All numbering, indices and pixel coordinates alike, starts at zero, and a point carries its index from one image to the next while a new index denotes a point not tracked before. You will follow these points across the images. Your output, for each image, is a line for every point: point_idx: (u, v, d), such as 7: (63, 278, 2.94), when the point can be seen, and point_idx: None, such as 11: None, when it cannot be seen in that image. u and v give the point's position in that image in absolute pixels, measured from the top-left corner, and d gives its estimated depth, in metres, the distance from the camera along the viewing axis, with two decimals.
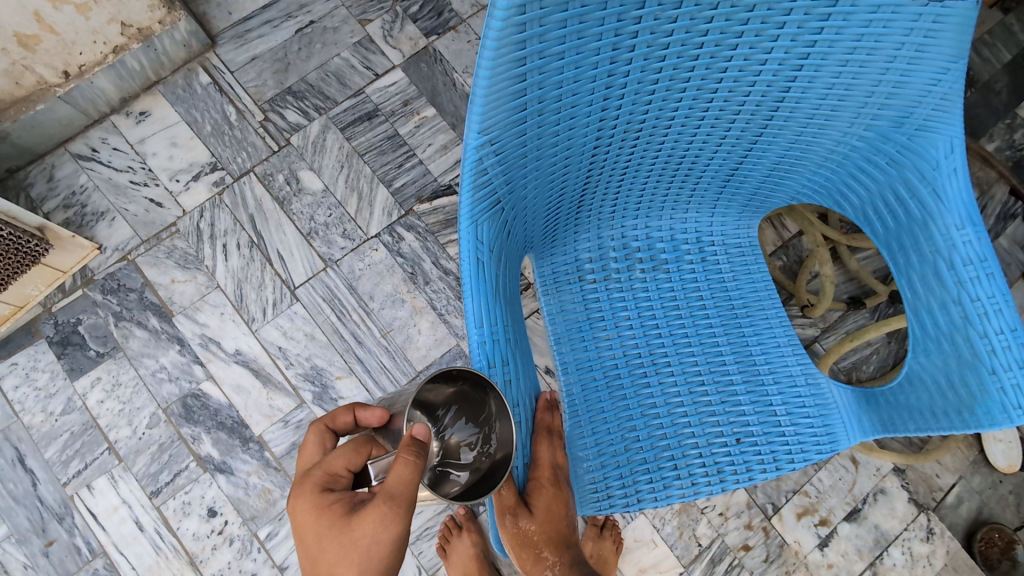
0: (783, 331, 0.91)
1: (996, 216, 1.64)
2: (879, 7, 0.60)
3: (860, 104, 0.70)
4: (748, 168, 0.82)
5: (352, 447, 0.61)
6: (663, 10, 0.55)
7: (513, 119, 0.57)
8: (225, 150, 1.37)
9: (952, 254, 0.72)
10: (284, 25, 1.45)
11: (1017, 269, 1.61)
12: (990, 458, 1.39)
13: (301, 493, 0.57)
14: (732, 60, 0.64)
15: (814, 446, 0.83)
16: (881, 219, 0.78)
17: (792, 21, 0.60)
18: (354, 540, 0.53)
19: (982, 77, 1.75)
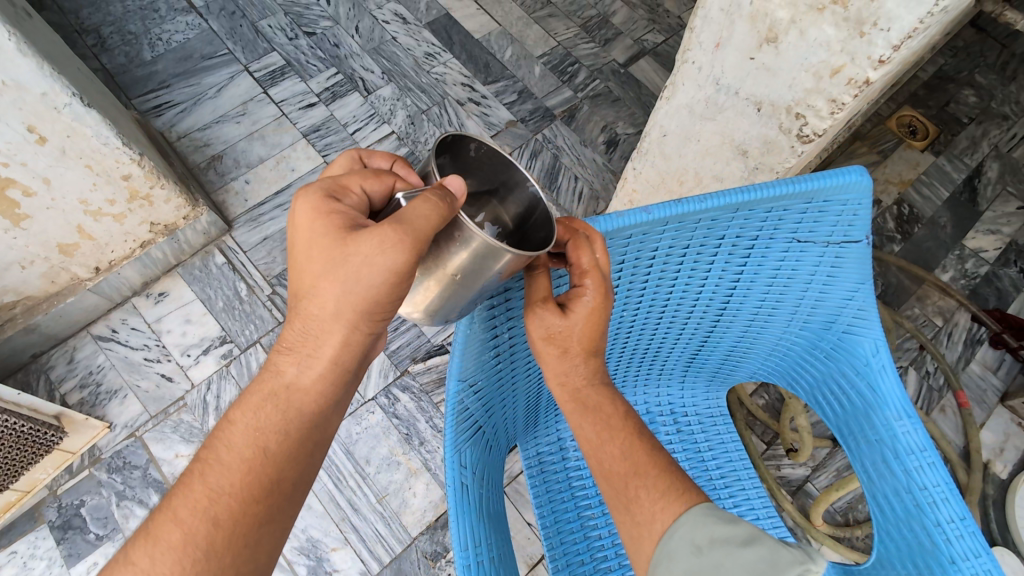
0: (761, 502, 0.94)
1: (964, 341, 1.72)
2: (789, 249, 0.76)
3: (789, 308, 0.82)
4: (706, 353, 0.93)
5: (374, 173, 0.63)
6: (611, 266, 0.72)
7: (487, 360, 0.72)
8: (234, 323, 1.48)
9: (895, 440, 0.78)
10: None
11: (994, 393, 1.66)
12: None
13: (314, 192, 0.59)
14: (676, 284, 0.78)
15: None
16: (827, 402, 0.86)
17: (720, 258, 0.76)
18: (344, 262, 0.57)
19: (926, 213, 1.93)
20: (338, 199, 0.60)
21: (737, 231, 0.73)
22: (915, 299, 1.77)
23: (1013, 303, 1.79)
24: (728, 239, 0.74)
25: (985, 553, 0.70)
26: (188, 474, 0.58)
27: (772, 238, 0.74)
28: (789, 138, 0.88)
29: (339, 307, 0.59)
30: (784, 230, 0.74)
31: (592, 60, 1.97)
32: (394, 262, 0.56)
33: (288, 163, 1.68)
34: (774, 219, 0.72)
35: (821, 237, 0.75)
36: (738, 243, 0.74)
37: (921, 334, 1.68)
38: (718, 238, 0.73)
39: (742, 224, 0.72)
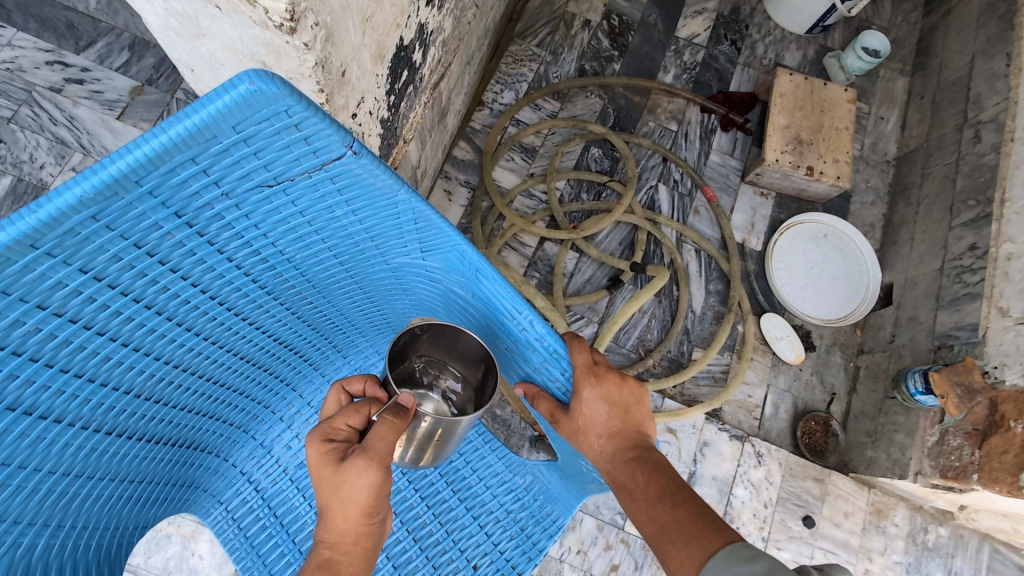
0: (477, 433, 0.88)
1: (700, 136, 1.73)
2: (270, 197, 0.54)
3: (351, 243, 0.62)
4: (340, 319, 0.77)
5: (353, 406, 0.63)
6: (5, 343, 0.47)
7: None
8: None
9: (519, 344, 0.64)
10: None
11: (737, 175, 1.71)
12: (783, 356, 1.53)
13: (309, 435, 0.61)
14: (170, 295, 0.56)
15: (542, 530, 0.83)
16: (464, 317, 0.72)
17: (191, 246, 0.53)
18: (341, 488, 0.58)
19: (636, 17, 1.83)
20: (332, 438, 0.61)
21: (165, 214, 0.49)
22: (646, 113, 1.73)
23: (733, 79, 1.81)
24: (166, 226, 0.50)
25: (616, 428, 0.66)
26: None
27: (233, 198, 0.52)
28: (275, 33, 0.62)
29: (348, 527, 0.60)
30: (234, 182, 0.50)
31: None
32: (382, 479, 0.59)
33: None
34: (204, 182, 0.49)
35: (293, 173, 0.52)
36: (192, 222, 0.52)
37: (660, 147, 1.66)
38: (149, 233, 0.49)
39: (159, 207, 0.48)
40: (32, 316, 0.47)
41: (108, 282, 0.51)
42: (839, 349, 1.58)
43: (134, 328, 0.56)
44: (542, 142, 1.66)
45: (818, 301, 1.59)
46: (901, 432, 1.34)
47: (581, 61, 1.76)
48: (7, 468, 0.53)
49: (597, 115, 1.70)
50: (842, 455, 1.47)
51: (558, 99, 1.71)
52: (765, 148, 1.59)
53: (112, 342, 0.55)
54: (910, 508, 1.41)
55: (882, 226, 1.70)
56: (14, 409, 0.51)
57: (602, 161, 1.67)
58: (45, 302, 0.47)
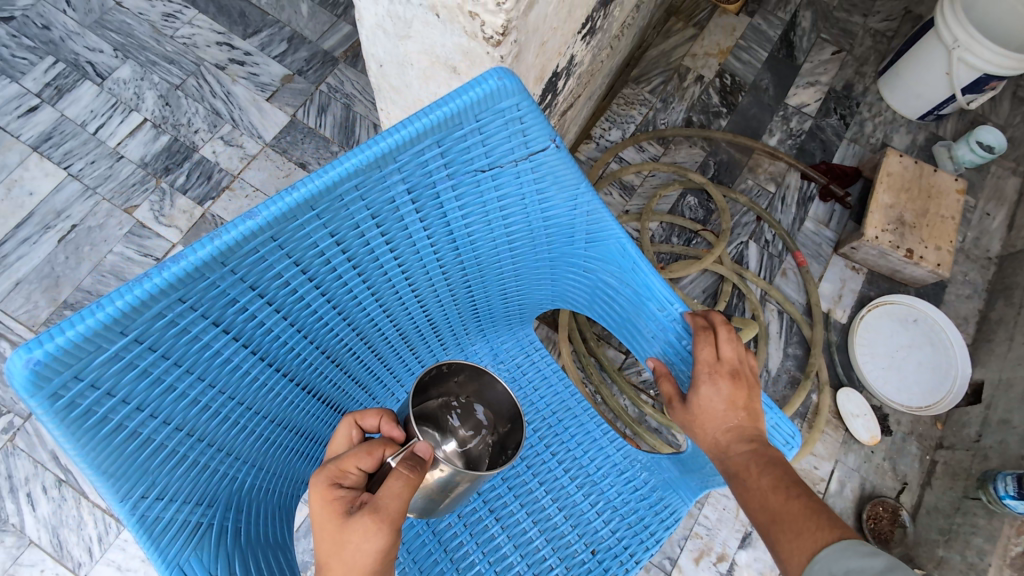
0: (596, 425, 0.91)
1: (797, 201, 1.74)
2: (481, 181, 0.60)
3: (526, 234, 0.69)
4: (483, 306, 0.82)
5: (366, 449, 0.59)
6: (265, 288, 0.53)
7: (156, 462, 0.51)
8: (7, 390, 1.27)
9: (667, 332, 0.70)
10: (45, 238, 1.38)
11: (829, 245, 1.71)
12: (856, 434, 1.49)
13: (316, 474, 0.56)
14: (378, 265, 0.63)
15: (661, 524, 0.83)
16: (606, 311, 0.77)
17: (408, 221, 0.60)
18: (345, 546, 0.53)
19: (748, 79, 1.89)
20: (340, 482, 0.57)
21: (403, 187, 0.56)
22: (747, 171, 1.76)
23: (837, 152, 1.82)
24: (399, 198, 0.57)
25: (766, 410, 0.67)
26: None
27: (453, 179, 0.59)
28: (479, 43, 0.70)
29: None
30: (459, 163, 0.57)
31: None
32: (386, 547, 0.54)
33: (23, 187, 1.41)
34: (437, 162, 0.56)
35: (504, 160, 0.59)
36: (416, 199, 0.58)
37: (757, 205, 1.68)
38: (386, 203, 0.56)
39: (402, 180, 0.55)
40: (290, 266, 0.53)
41: (344, 246, 0.57)
42: (916, 439, 1.52)
43: (343, 292, 0.62)
44: (641, 182, 1.72)
45: (900, 385, 1.55)
46: (979, 537, 1.27)
47: (689, 112, 1.82)
48: (237, 406, 0.58)
49: (698, 165, 1.75)
50: (907, 549, 1.40)
51: (662, 144, 1.77)
52: (866, 223, 1.59)
53: (325, 301, 0.61)
54: None
55: (977, 321, 1.64)
56: (252, 350, 0.57)
57: (696, 210, 1.71)
58: (302, 255, 0.54)
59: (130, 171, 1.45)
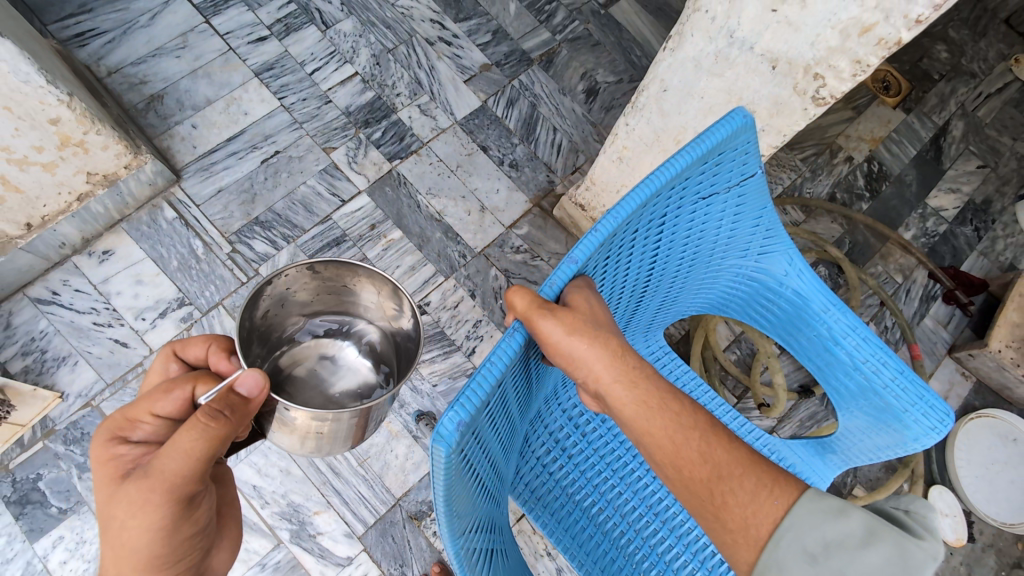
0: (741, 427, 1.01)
1: (921, 297, 1.80)
2: (697, 202, 0.76)
3: (713, 246, 0.84)
4: (642, 320, 0.95)
5: (160, 391, 0.65)
6: None
7: (465, 469, 0.65)
8: (192, 284, 1.38)
9: (834, 330, 0.82)
10: (249, 156, 1.50)
11: (944, 346, 1.76)
12: (942, 533, 1.54)
13: (103, 428, 0.64)
14: (612, 284, 0.76)
15: None
16: (764, 311, 0.91)
17: (637, 240, 0.74)
18: (112, 506, 0.60)
19: (894, 171, 1.96)
20: (126, 433, 0.64)
21: (647, 214, 0.72)
22: (878, 257, 1.83)
23: (966, 261, 1.89)
24: (638, 225, 0.72)
25: (926, 393, 0.78)
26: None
27: (680, 204, 0.74)
28: (802, 100, 0.84)
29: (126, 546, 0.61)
30: (688, 190, 0.73)
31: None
32: (162, 515, 0.60)
33: (240, 106, 1.53)
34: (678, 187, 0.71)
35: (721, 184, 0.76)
36: (652, 222, 0.74)
37: (884, 292, 1.75)
38: (633, 227, 0.71)
39: (652, 213, 0.72)
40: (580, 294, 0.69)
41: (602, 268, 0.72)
42: (995, 552, 1.56)
43: None
44: None
45: (990, 495, 1.59)
46: None
47: (834, 188, 1.90)
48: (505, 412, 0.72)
49: (835, 240, 1.82)
50: None
51: (804, 211, 1.84)
52: (990, 334, 1.65)
53: None
54: None
55: None
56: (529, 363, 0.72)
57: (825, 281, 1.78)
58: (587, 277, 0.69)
59: (334, 115, 1.57)
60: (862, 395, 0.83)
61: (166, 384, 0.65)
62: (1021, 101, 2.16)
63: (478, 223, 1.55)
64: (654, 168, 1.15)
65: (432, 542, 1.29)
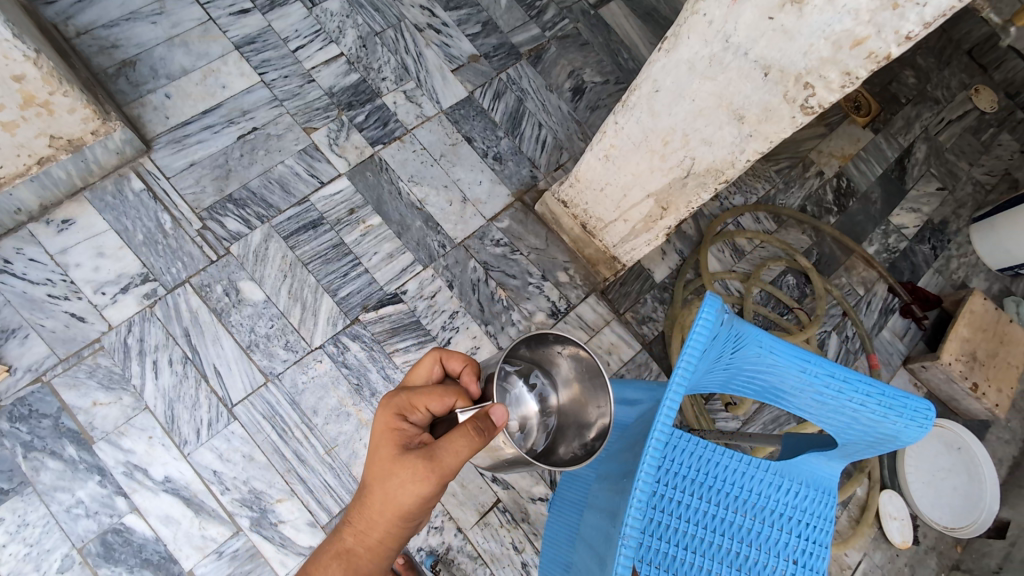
0: (737, 464, 0.99)
1: (880, 310, 1.88)
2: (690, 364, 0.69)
3: (696, 371, 0.77)
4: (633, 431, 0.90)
5: (438, 395, 0.73)
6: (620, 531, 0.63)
7: None
8: (158, 260, 1.32)
9: (818, 387, 0.80)
10: (225, 131, 1.45)
11: (898, 357, 1.84)
12: (889, 535, 1.60)
13: (391, 405, 0.73)
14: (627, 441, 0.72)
15: (822, 504, 0.99)
16: (743, 383, 0.87)
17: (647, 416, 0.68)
18: (389, 476, 0.69)
19: (861, 187, 2.04)
20: (407, 416, 0.73)
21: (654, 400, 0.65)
22: (843, 269, 1.90)
23: (923, 277, 1.98)
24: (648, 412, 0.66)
25: (900, 400, 0.80)
26: (328, 549, 0.73)
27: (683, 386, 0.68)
28: (791, 107, 0.85)
29: (382, 509, 0.70)
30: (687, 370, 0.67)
31: None
32: (428, 488, 0.68)
33: (217, 79, 1.48)
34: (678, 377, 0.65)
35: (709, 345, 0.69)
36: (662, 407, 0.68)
37: (847, 303, 1.81)
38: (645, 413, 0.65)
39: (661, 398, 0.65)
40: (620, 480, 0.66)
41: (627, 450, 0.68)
42: (936, 554, 1.64)
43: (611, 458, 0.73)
44: (751, 249, 1.84)
45: (934, 501, 1.67)
46: None
47: (805, 201, 1.96)
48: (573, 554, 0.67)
49: (803, 251, 1.88)
50: None
51: (775, 221, 1.90)
52: (943, 348, 1.73)
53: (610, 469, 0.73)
54: None
55: (1010, 465, 1.79)
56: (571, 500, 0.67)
57: (793, 289, 1.83)
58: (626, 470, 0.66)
59: (317, 95, 1.54)
60: (852, 419, 0.84)
61: (440, 389, 0.74)
62: (979, 130, 2.29)
63: (459, 215, 1.53)
64: (640, 168, 1.16)
65: None
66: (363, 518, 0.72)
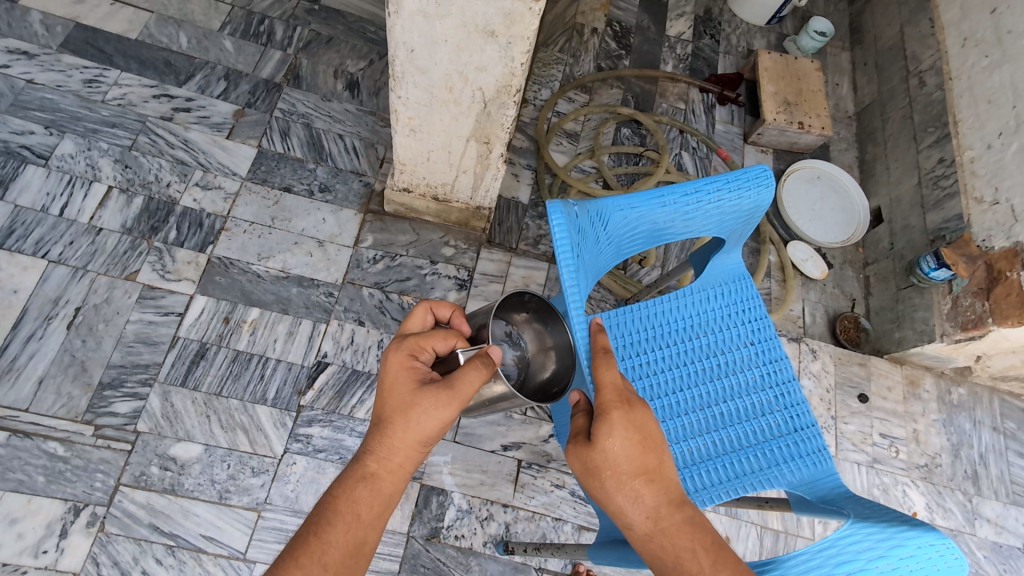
0: (673, 303, 1.12)
1: (705, 111, 2.08)
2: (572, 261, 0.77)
3: (586, 261, 0.85)
4: None
5: (442, 334, 0.79)
6: None
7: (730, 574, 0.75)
8: (75, 486, 1.22)
9: (680, 209, 0.91)
10: (51, 329, 1.32)
11: (739, 139, 2.06)
12: (810, 274, 1.78)
13: (401, 345, 0.76)
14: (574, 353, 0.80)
15: (745, 287, 1.15)
16: (631, 246, 0.97)
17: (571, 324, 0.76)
18: (411, 408, 0.71)
19: (632, 22, 2.19)
20: (415, 356, 0.76)
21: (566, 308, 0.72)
22: (659, 97, 2.06)
23: (720, 65, 2.19)
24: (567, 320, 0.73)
25: (740, 177, 0.93)
26: (347, 478, 0.72)
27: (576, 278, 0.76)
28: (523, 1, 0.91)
29: (402, 441, 0.72)
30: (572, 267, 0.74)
31: (280, 10, 1.77)
32: (448, 416, 0.72)
33: (4, 287, 1.33)
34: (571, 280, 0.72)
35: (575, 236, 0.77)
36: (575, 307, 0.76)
37: (677, 122, 1.98)
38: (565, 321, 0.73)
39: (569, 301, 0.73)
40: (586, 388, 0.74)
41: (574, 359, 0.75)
42: (851, 265, 1.86)
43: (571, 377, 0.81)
44: (581, 127, 1.91)
45: (826, 227, 1.85)
46: (920, 312, 1.60)
47: (597, 61, 2.08)
48: None
49: (620, 102, 2.01)
50: (875, 344, 1.72)
51: (585, 92, 1.99)
52: (764, 111, 1.96)
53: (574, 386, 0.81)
54: (935, 376, 1.68)
55: (858, 166, 2.06)
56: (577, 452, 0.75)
57: (632, 138, 1.94)
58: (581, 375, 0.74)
59: (115, 240, 1.42)
60: (721, 214, 0.96)
61: (441, 331, 0.79)
62: None
63: (324, 259, 1.50)
64: (446, 122, 1.20)
65: (460, 544, 1.34)
66: (378, 451, 0.72)
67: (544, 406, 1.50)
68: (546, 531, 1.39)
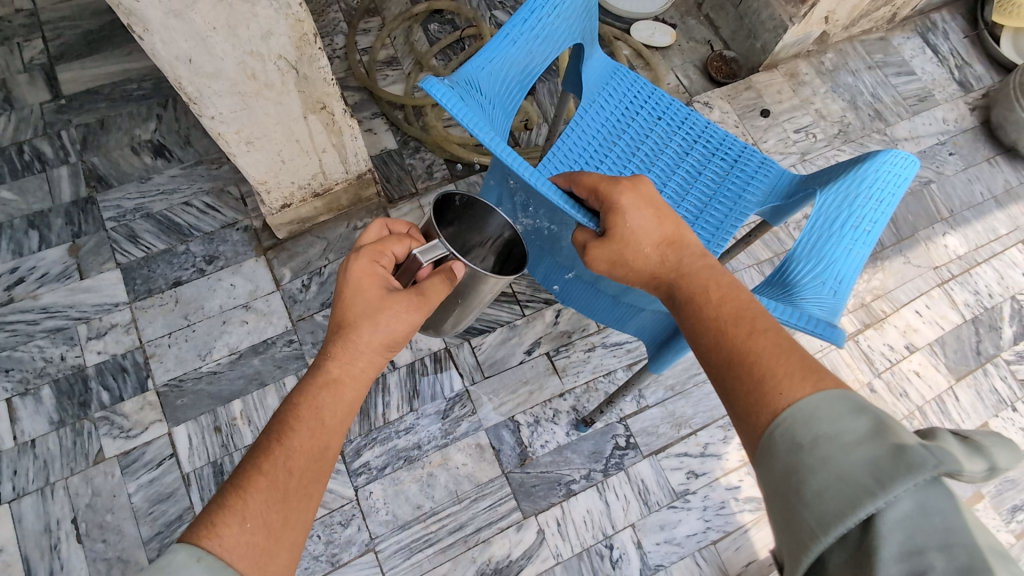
0: (580, 130, 1.13)
1: None
2: None
3: None
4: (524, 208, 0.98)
5: (399, 239, 0.77)
6: None
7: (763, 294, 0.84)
8: None
9: (532, 35, 0.90)
10: (65, 554, 1.21)
11: None
12: (664, 44, 1.83)
13: (360, 252, 0.75)
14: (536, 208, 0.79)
15: (625, 76, 1.17)
16: (513, 97, 0.95)
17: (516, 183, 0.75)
18: (383, 309, 0.73)
19: None
20: (378, 260, 0.75)
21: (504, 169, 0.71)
22: None
23: None
24: None
25: None
26: (308, 386, 0.71)
27: None
28: None
29: (370, 344, 0.73)
30: None
31: (27, 129, 1.54)
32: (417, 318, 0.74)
33: None
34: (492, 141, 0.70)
35: None
36: None
37: None
38: None
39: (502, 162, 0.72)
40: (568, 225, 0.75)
41: None
42: (689, 14, 1.90)
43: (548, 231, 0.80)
44: (392, 50, 1.80)
45: None
46: (764, 13, 1.68)
47: None
48: None
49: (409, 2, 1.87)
50: (748, 66, 1.81)
51: (373, 14, 1.84)
52: None
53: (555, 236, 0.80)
54: (804, 60, 1.80)
55: None
56: None
57: (443, 29, 1.84)
58: None
59: (56, 440, 1.29)
60: (570, 20, 0.94)
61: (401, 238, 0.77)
62: None
63: (262, 317, 1.42)
64: (272, 110, 1.10)
65: (550, 448, 1.40)
66: (341, 356, 0.73)
67: (535, 299, 1.53)
68: (607, 388, 1.47)
